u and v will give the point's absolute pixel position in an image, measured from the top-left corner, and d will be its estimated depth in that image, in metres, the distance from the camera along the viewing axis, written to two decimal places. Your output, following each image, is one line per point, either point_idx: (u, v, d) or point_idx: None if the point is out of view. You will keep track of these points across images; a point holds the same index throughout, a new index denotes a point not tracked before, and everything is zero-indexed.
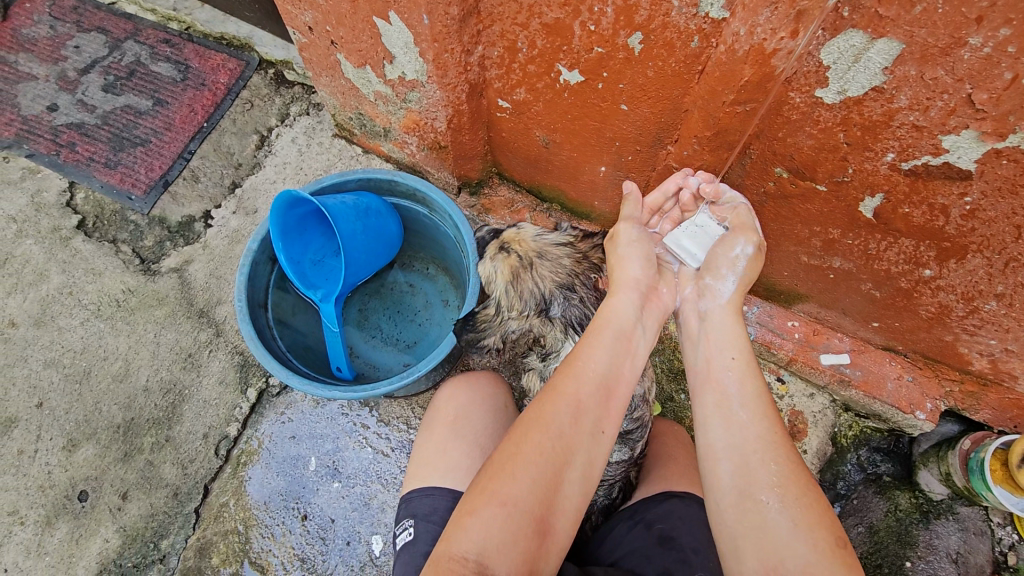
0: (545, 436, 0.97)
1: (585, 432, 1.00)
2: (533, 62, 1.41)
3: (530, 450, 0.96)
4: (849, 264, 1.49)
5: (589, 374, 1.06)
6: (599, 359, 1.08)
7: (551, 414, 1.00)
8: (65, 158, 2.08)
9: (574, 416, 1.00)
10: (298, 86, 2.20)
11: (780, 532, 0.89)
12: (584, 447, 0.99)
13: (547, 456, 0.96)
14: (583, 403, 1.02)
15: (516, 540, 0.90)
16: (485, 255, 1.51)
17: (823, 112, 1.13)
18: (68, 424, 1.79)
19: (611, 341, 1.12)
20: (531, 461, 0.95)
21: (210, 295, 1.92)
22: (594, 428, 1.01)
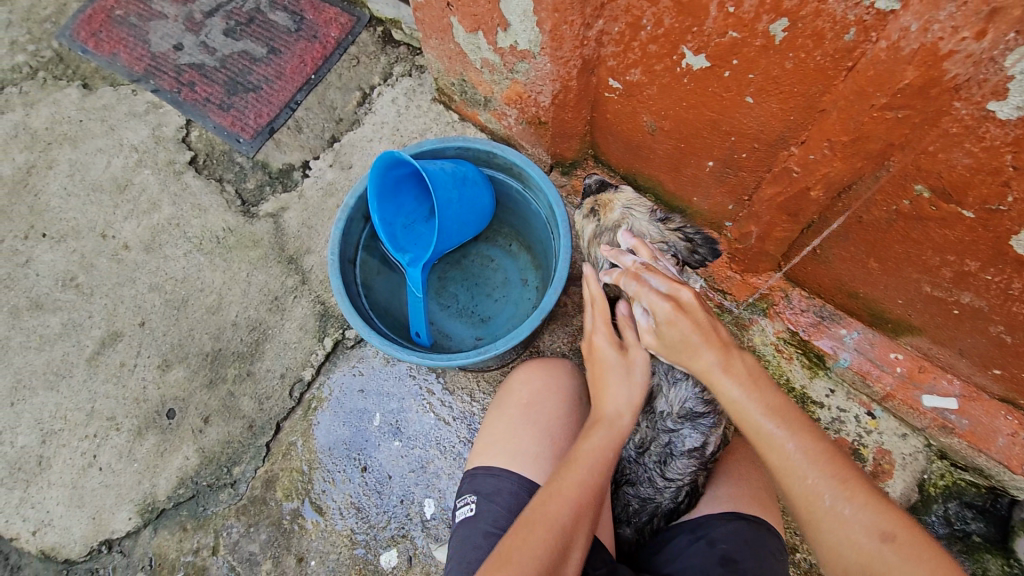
0: (550, 531, 1.01)
1: (581, 533, 1.05)
2: (656, 42, 1.32)
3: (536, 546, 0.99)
4: (980, 301, 1.33)
5: (586, 480, 1.08)
6: (597, 464, 1.11)
7: (551, 514, 1.04)
8: (185, 96, 2.19)
9: (574, 519, 1.04)
10: (404, 46, 2.20)
11: (854, 531, 0.94)
12: (580, 544, 1.05)
13: (550, 552, 1.00)
14: (582, 507, 1.06)
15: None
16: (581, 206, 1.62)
17: (992, 128, 0.98)
18: (164, 346, 1.94)
19: (609, 442, 1.14)
20: (534, 555, 0.99)
21: (301, 243, 2.00)
22: (591, 527, 1.07)
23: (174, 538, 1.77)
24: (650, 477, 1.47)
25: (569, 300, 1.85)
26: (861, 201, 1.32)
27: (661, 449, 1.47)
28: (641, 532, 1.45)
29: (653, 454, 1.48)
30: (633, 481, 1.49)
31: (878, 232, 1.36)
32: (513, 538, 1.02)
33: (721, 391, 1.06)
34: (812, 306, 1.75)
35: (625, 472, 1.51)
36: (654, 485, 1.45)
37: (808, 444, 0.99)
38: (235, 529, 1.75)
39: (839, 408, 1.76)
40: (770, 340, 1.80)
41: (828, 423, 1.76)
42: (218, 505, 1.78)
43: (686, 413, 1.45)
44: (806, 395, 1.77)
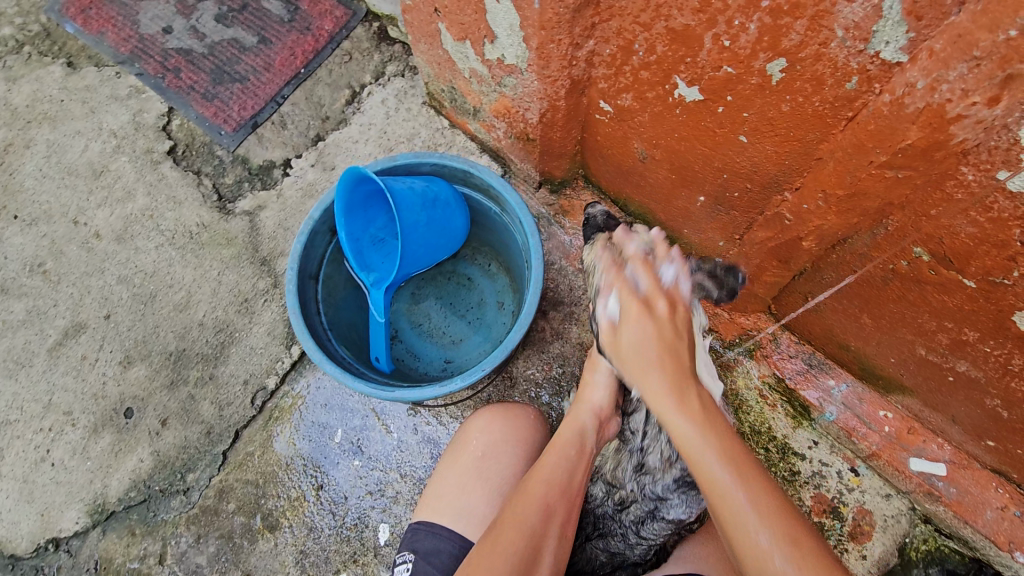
0: (519, 533, 0.97)
1: (553, 532, 1.00)
2: (648, 69, 1.23)
3: (505, 550, 0.94)
4: (977, 372, 1.23)
5: (553, 478, 1.05)
6: (563, 462, 1.08)
7: (522, 514, 0.99)
8: (169, 83, 2.12)
9: (543, 519, 1.00)
10: (399, 45, 2.10)
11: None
12: (554, 545, 1.00)
13: (521, 551, 0.95)
14: (550, 503, 1.02)
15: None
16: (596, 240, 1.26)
17: (1001, 199, 0.89)
18: (128, 341, 1.88)
19: (574, 441, 1.13)
20: (504, 557, 0.93)
21: (275, 245, 1.92)
22: (563, 526, 1.02)
23: (121, 542, 1.72)
24: (623, 533, 1.31)
25: (547, 326, 1.78)
26: (856, 257, 1.22)
27: (642, 512, 1.28)
28: None
29: (633, 515, 1.29)
30: (605, 533, 1.34)
31: (874, 290, 1.26)
32: (483, 545, 0.96)
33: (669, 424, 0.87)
34: (801, 352, 1.66)
35: (596, 524, 1.34)
36: (627, 542, 1.31)
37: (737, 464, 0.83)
38: (184, 539, 1.70)
39: (822, 462, 1.67)
40: (754, 383, 1.69)
41: (809, 476, 1.66)
42: (168, 512, 1.73)
43: (682, 481, 1.22)
44: (787, 445, 1.67)
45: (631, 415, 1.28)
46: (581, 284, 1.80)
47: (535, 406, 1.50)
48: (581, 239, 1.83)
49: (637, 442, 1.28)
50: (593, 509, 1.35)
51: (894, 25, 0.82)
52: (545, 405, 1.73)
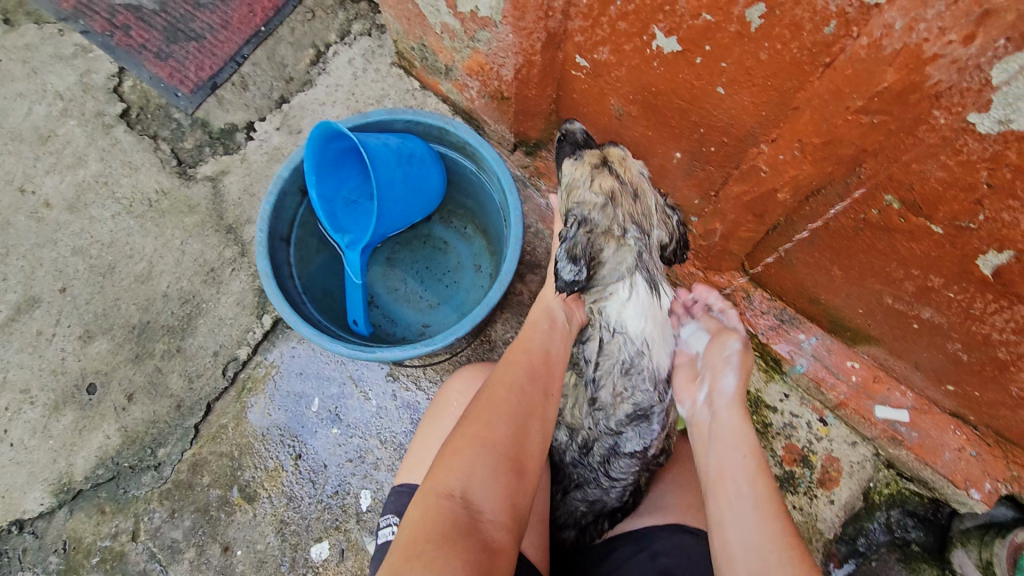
0: (510, 391, 1.07)
1: (540, 392, 1.10)
2: (626, 19, 1.21)
3: (501, 403, 1.04)
4: (940, 318, 1.28)
5: (531, 347, 1.19)
6: (537, 337, 1.22)
7: (509, 376, 1.10)
8: (118, 41, 1.99)
9: (530, 379, 1.11)
10: (365, 2, 2.02)
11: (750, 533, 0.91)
12: (542, 402, 1.09)
13: (514, 405, 1.04)
14: (533, 366, 1.14)
15: (497, 476, 0.95)
16: (583, 157, 1.38)
17: (971, 141, 0.91)
18: (87, 315, 1.79)
19: (544, 320, 1.29)
20: (499, 407, 1.03)
21: (241, 212, 1.85)
22: (547, 387, 1.12)
23: (91, 521, 1.66)
24: (596, 477, 1.38)
25: (524, 290, 1.77)
26: (828, 208, 1.24)
27: (605, 449, 1.37)
28: (585, 532, 1.36)
29: (599, 454, 1.38)
30: (580, 483, 1.40)
31: (845, 241, 1.29)
32: (479, 401, 1.05)
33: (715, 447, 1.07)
34: (774, 308, 1.69)
35: (569, 474, 1.42)
36: (601, 485, 1.37)
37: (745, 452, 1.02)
38: (158, 515, 1.66)
39: (793, 414, 1.74)
40: None
41: (780, 428, 1.73)
42: (140, 488, 1.68)
43: (632, 412, 1.35)
44: (759, 399, 1.75)
45: (586, 345, 1.41)
46: None
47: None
48: None
49: (591, 372, 1.40)
50: (564, 459, 1.42)
51: None
52: None
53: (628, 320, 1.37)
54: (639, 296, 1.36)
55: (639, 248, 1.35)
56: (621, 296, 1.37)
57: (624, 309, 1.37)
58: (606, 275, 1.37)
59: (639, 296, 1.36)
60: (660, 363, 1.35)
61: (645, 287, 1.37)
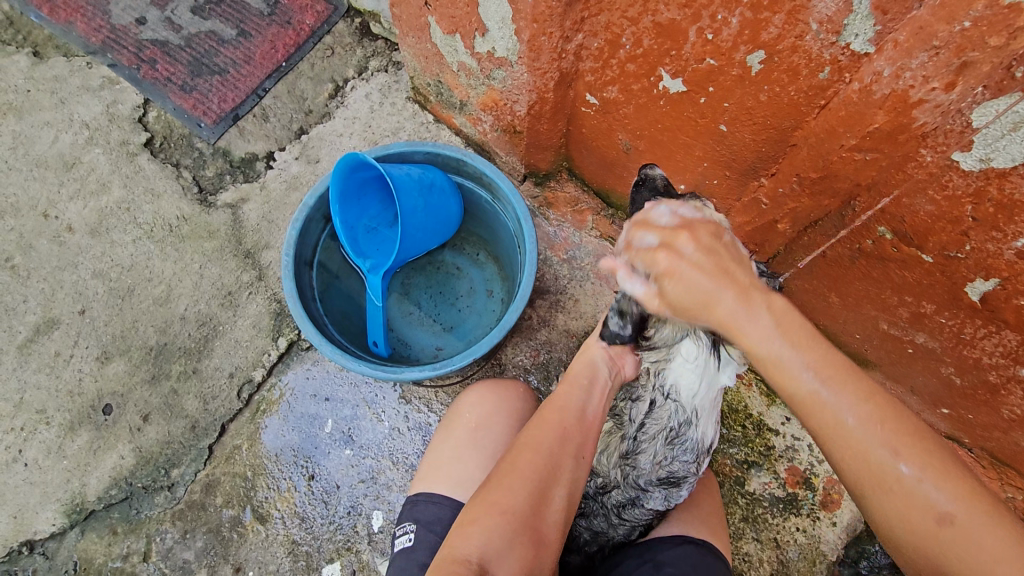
0: (537, 454, 1.06)
1: (569, 455, 1.08)
2: (635, 61, 1.31)
3: (523, 469, 1.04)
4: (934, 342, 1.35)
5: (568, 405, 1.13)
6: (576, 392, 1.16)
7: (537, 439, 1.08)
8: (144, 74, 2.08)
9: (560, 440, 1.08)
10: (382, 40, 2.13)
11: (907, 487, 0.81)
12: (571, 468, 1.07)
13: (536, 471, 1.04)
14: (566, 428, 1.10)
15: (515, 543, 0.97)
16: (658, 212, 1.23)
17: (956, 177, 1.00)
18: (105, 337, 1.83)
19: (585, 373, 1.19)
20: (522, 475, 1.04)
21: (259, 237, 1.91)
22: (579, 448, 1.10)
23: (102, 542, 1.68)
24: (606, 514, 1.35)
25: (533, 314, 1.83)
26: (825, 237, 1.32)
27: (624, 497, 1.31)
28: (589, 559, 1.40)
29: (615, 499, 1.33)
30: (587, 512, 1.38)
31: (842, 269, 1.37)
32: (501, 465, 1.08)
33: (748, 346, 0.85)
34: None
35: (579, 503, 1.39)
36: (609, 522, 1.35)
37: (835, 377, 0.83)
38: (169, 535, 1.67)
39: (795, 436, 1.73)
40: None
41: (782, 450, 1.72)
42: (152, 509, 1.69)
43: (664, 477, 1.27)
44: (762, 421, 1.75)
45: (634, 404, 1.29)
46: (566, 273, 1.87)
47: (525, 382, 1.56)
48: (565, 229, 1.88)
49: (632, 432, 1.29)
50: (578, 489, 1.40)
51: (863, 19, 0.91)
52: (534, 389, 1.78)
53: (684, 386, 1.19)
54: (702, 362, 1.14)
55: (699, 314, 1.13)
56: (682, 359, 1.16)
57: (680, 374, 1.19)
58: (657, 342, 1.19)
59: (703, 363, 1.14)
60: (705, 436, 1.24)
61: (709, 348, 1.13)
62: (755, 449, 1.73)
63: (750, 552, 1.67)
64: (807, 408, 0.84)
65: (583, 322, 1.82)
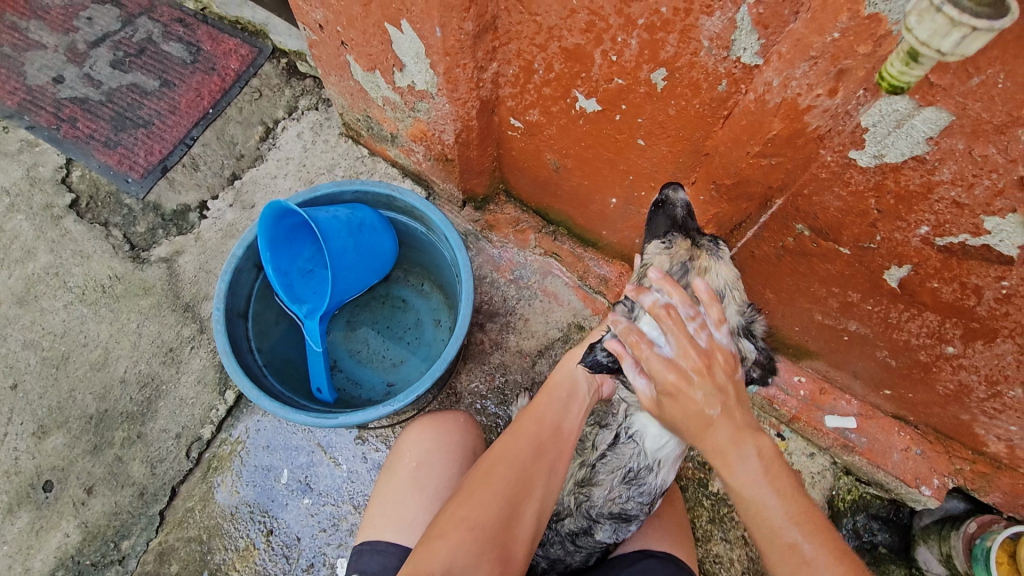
0: (510, 468, 1.07)
1: (542, 473, 1.09)
2: (549, 85, 1.33)
3: (497, 485, 1.04)
4: (865, 329, 1.39)
5: (544, 418, 1.16)
6: (554, 406, 1.19)
7: (512, 452, 1.09)
8: (65, 134, 2.03)
9: (535, 455, 1.10)
10: (309, 79, 2.12)
11: None
12: (543, 482, 1.08)
13: (507, 487, 1.05)
14: (541, 442, 1.12)
15: (481, 561, 0.96)
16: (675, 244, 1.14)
17: (856, 174, 1.04)
18: (41, 410, 1.75)
19: (565, 386, 1.23)
20: (495, 489, 1.04)
21: (198, 289, 1.86)
22: (553, 464, 1.12)
23: None
24: (561, 542, 1.36)
25: (484, 338, 1.83)
26: (751, 238, 1.37)
27: (576, 526, 1.32)
28: None
29: (568, 527, 1.34)
30: (544, 542, 1.39)
31: (771, 268, 1.41)
32: (473, 479, 1.06)
33: (732, 474, 0.88)
34: None
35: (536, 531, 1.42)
36: (564, 550, 1.35)
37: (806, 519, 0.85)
38: None
39: None
40: None
41: None
42: None
43: (616, 514, 1.27)
44: None
45: (602, 432, 1.33)
46: (514, 293, 1.87)
47: (466, 412, 1.54)
48: (509, 250, 1.88)
49: (594, 458, 1.33)
50: None
51: (747, 33, 0.94)
52: (490, 414, 1.77)
53: (652, 433, 1.21)
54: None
55: None
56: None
57: (653, 420, 1.21)
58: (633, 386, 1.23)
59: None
60: (664, 482, 1.25)
61: None
62: None
63: (720, 553, 1.68)
64: (785, 559, 0.85)
65: (535, 342, 1.82)
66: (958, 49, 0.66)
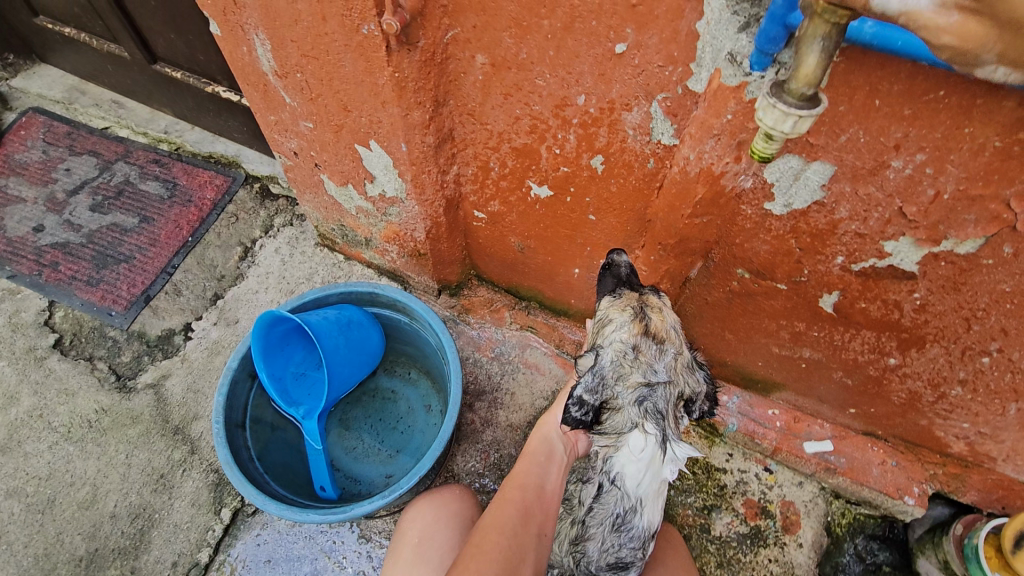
0: (502, 532, 1.06)
1: (532, 532, 1.09)
2: (505, 179, 1.52)
3: (491, 548, 1.03)
4: (818, 354, 1.54)
5: (527, 481, 1.19)
6: (535, 467, 1.23)
7: (501, 518, 1.09)
8: (47, 277, 2.10)
9: (523, 517, 1.10)
10: (282, 198, 2.30)
11: None
12: (534, 544, 1.07)
13: (502, 551, 1.02)
14: (527, 503, 1.13)
15: None
16: (621, 296, 1.29)
17: (774, 222, 1.23)
18: (26, 560, 1.68)
19: (542, 449, 1.29)
20: (490, 554, 1.01)
21: (187, 410, 1.88)
22: (541, 525, 1.11)
23: None
24: None
25: (474, 417, 1.89)
26: (702, 287, 1.54)
27: None
28: None
29: None
30: None
31: (724, 311, 1.57)
32: (466, 549, 1.04)
33: None
34: None
35: None
36: None
37: None
38: None
39: (740, 470, 1.85)
40: None
41: (734, 486, 1.82)
42: None
43: (613, 563, 1.35)
44: (707, 464, 1.85)
45: (585, 486, 1.39)
46: (497, 369, 1.97)
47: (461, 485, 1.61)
48: (487, 329, 2.01)
49: (582, 514, 1.38)
50: None
51: (662, 122, 1.16)
52: (490, 491, 1.80)
53: (629, 474, 1.31)
54: (646, 454, 1.28)
55: (652, 416, 1.27)
56: (628, 449, 1.30)
57: (627, 462, 1.31)
58: (602, 434, 1.32)
59: (646, 454, 1.29)
60: (650, 521, 1.34)
61: (656, 442, 1.28)
62: (710, 493, 1.81)
63: None
64: None
65: (523, 413, 1.90)
66: (795, 130, 0.79)
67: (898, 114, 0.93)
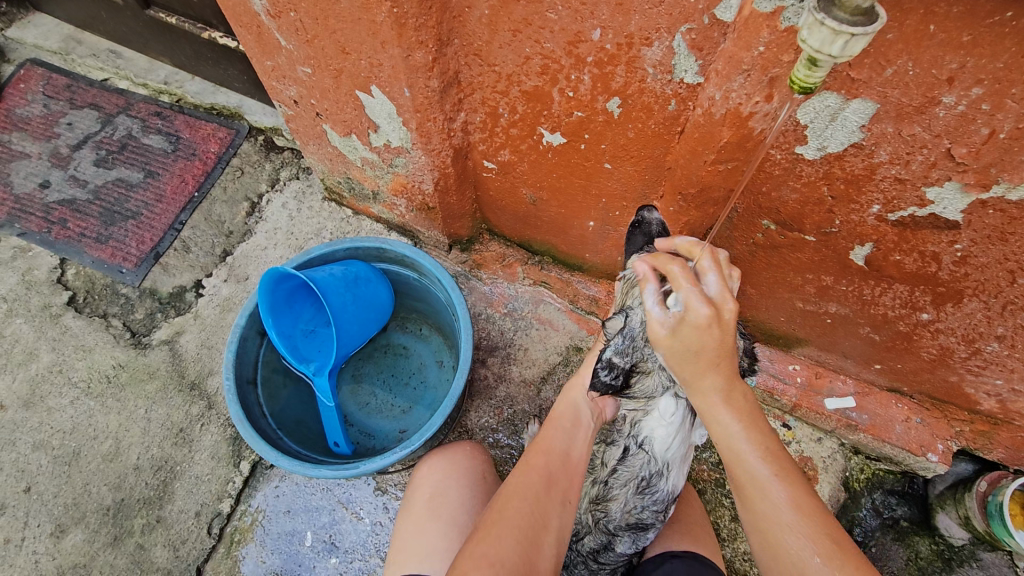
0: (525, 500, 1.04)
1: (555, 500, 1.07)
2: (516, 126, 1.43)
3: (512, 515, 1.02)
4: (845, 309, 1.47)
5: (552, 448, 1.16)
6: (561, 433, 1.19)
7: (524, 484, 1.07)
8: (56, 235, 2.09)
9: (547, 486, 1.08)
10: (287, 151, 2.23)
11: None
12: (557, 513, 1.06)
13: (524, 520, 1.01)
14: (552, 471, 1.11)
15: None
16: (653, 255, 1.20)
17: (805, 167, 1.14)
18: (57, 509, 1.74)
19: (567, 414, 1.24)
20: (512, 523, 1.00)
21: (202, 366, 1.89)
22: (565, 495, 1.09)
23: None
24: (585, 561, 1.38)
25: (487, 372, 1.88)
26: (724, 240, 1.46)
27: (597, 542, 1.36)
28: None
29: (589, 545, 1.37)
30: (568, 564, 1.40)
31: (747, 265, 1.49)
32: (487, 515, 1.03)
33: None
34: None
35: None
36: (590, 569, 1.37)
37: None
38: None
39: None
40: None
41: None
42: None
43: (634, 524, 1.32)
44: None
45: (609, 448, 1.36)
46: (510, 325, 1.94)
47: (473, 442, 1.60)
48: (499, 285, 1.96)
49: (604, 475, 1.35)
50: None
51: (685, 57, 1.05)
52: (505, 446, 1.79)
53: (658, 438, 1.27)
54: (676, 418, 1.25)
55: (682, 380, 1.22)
56: (657, 413, 1.26)
57: (657, 427, 1.26)
58: (629, 398, 1.28)
59: (676, 418, 1.25)
60: (675, 485, 1.31)
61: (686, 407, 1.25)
62: None
63: (748, 551, 1.69)
64: None
65: (536, 369, 1.87)
66: (843, 52, 0.71)
67: (955, 41, 0.83)
